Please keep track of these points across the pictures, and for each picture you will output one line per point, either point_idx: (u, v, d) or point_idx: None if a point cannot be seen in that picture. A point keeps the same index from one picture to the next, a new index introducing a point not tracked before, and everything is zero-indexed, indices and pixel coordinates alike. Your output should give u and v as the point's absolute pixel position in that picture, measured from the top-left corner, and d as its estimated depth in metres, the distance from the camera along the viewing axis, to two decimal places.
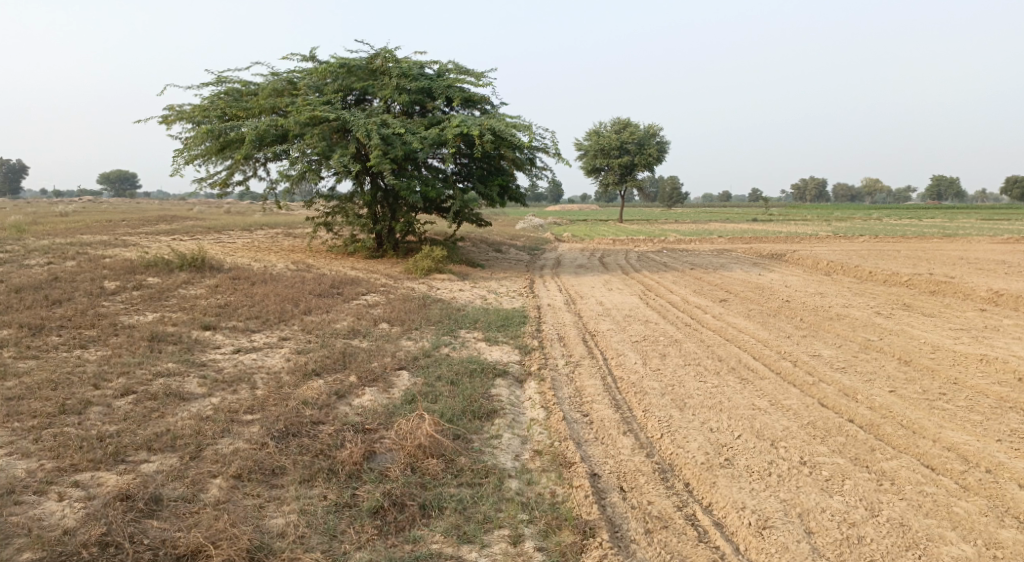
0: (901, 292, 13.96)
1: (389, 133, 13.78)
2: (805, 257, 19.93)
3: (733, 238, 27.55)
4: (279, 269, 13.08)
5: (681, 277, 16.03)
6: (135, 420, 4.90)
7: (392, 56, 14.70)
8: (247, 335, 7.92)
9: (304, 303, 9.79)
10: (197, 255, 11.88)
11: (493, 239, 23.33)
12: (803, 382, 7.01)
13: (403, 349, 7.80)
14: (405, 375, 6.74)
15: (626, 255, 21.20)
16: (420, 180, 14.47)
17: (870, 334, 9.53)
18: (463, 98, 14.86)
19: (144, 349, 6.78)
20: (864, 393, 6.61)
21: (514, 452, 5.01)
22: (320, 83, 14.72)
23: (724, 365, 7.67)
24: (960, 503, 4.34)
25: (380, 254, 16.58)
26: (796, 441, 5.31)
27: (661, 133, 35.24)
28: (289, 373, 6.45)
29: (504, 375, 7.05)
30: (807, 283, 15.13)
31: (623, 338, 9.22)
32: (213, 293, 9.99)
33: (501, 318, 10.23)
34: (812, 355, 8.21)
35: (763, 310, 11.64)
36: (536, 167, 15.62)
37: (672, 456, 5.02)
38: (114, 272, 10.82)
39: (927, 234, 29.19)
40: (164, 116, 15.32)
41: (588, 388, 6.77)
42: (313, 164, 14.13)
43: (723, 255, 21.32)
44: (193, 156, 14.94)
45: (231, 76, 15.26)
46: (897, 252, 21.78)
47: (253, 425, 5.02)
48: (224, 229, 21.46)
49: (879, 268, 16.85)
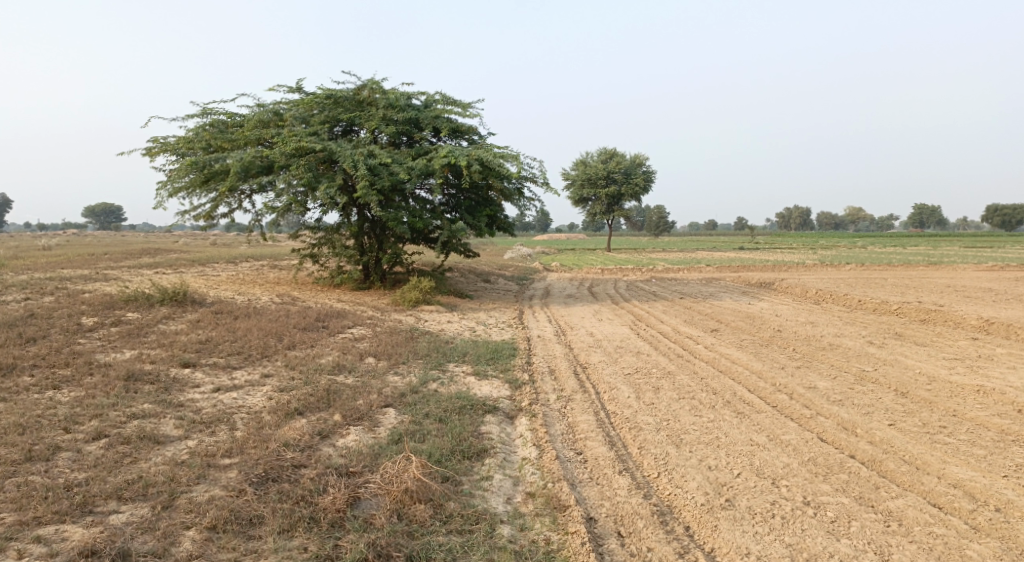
0: (891, 320, 13.93)
1: (377, 164, 13.71)
2: (793, 286, 19.93)
3: (721, 267, 27.58)
4: (263, 302, 12.84)
5: (671, 307, 15.94)
6: (105, 466, 4.63)
7: (380, 87, 14.70)
8: (228, 372, 7.67)
9: (288, 337, 9.55)
10: (179, 289, 11.63)
11: (481, 270, 23.19)
12: (800, 415, 6.85)
13: (389, 385, 7.57)
14: (392, 412, 6.51)
15: (615, 285, 21.13)
16: (408, 211, 14.36)
17: (864, 364, 9.42)
18: (451, 128, 14.85)
19: (120, 389, 6.51)
20: (863, 427, 6.46)
21: (505, 495, 4.79)
22: (307, 114, 14.66)
23: (719, 398, 7.50)
24: (972, 546, 4.18)
25: (366, 285, 16.38)
26: (798, 479, 5.12)
27: (647, 164, 35.53)
28: (271, 412, 6.21)
29: (495, 412, 6.84)
30: (797, 312, 15.06)
31: (616, 371, 9.04)
32: (195, 328, 9.72)
33: (491, 351, 10.04)
34: (807, 386, 8.06)
35: (755, 340, 11.54)
36: (524, 197, 15.59)
37: (671, 497, 4.81)
38: (92, 307, 10.55)
39: (913, 261, 29.37)
40: (148, 147, 15.15)
41: (580, 424, 6.57)
42: (300, 196, 13.99)
43: (712, 284, 21.29)
44: (177, 188, 14.76)
45: (216, 108, 15.17)
46: (884, 280, 21.84)
47: (231, 470, 4.77)
48: (209, 262, 21.19)
49: (868, 296, 16.87)
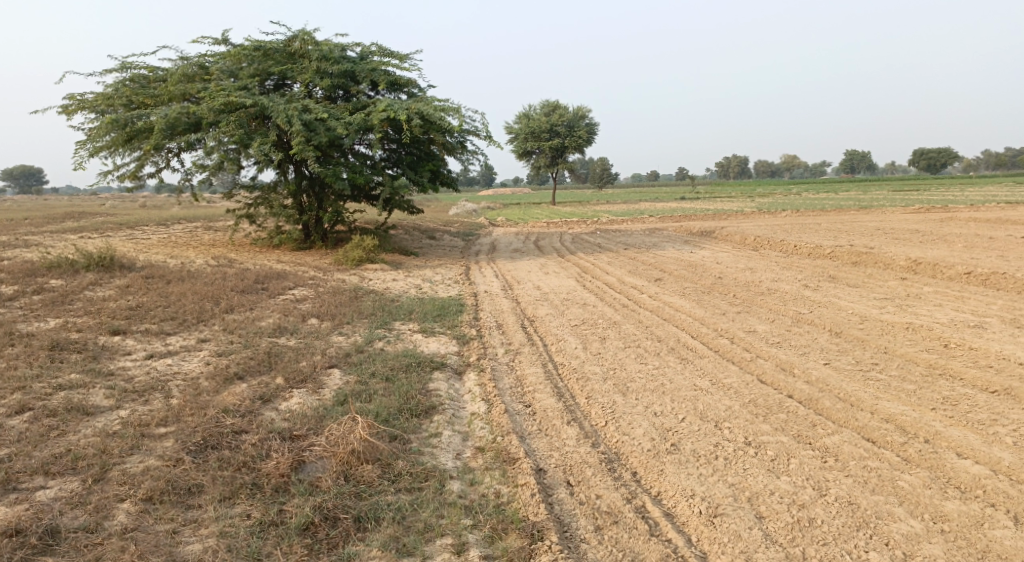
0: (825, 264, 14.40)
1: (312, 119, 13.16)
2: (733, 233, 20.37)
3: (663, 217, 27.95)
4: (198, 265, 12.34)
5: (616, 258, 16.08)
6: (29, 440, 4.36)
7: (311, 38, 14.02)
8: (162, 338, 7.34)
9: (225, 300, 9.21)
10: (105, 253, 11.02)
11: (425, 226, 22.86)
12: (741, 358, 7.03)
13: (334, 345, 7.41)
14: (337, 373, 6.38)
15: (560, 237, 21.17)
16: (347, 168, 13.91)
17: (801, 307, 9.73)
18: (388, 81, 14.35)
19: (43, 359, 6.14)
20: (801, 367, 6.68)
21: (454, 451, 4.76)
22: (234, 68, 13.89)
23: (664, 346, 7.63)
24: (904, 477, 4.39)
25: (307, 245, 15.93)
26: (740, 420, 5.26)
27: (590, 115, 35.39)
28: (209, 378, 5.98)
29: (442, 368, 6.78)
30: (737, 259, 15.42)
31: (563, 322, 9.08)
32: (124, 294, 9.25)
33: (437, 307, 9.93)
34: (747, 330, 8.27)
35: (697, 287, 11.77)
36: (467, 151, 15.29)
37: (618, 444, 4.88)
38: (10, 275, 9.90)
39: (845, 206, 30.41)
40: (63, 105, 14.14)
41: (528, 377, 6.59)
42: (231, 154, 13.35)
43: (655, 234, 21.57)
44: (98, 148, 13.89)
45: (136, 62, 14.21)
46: (818, 225, 22.56)
47: (167, 439, 4.58)
48: (138, 225, 20.18)
49: (803, 241, 17.39)
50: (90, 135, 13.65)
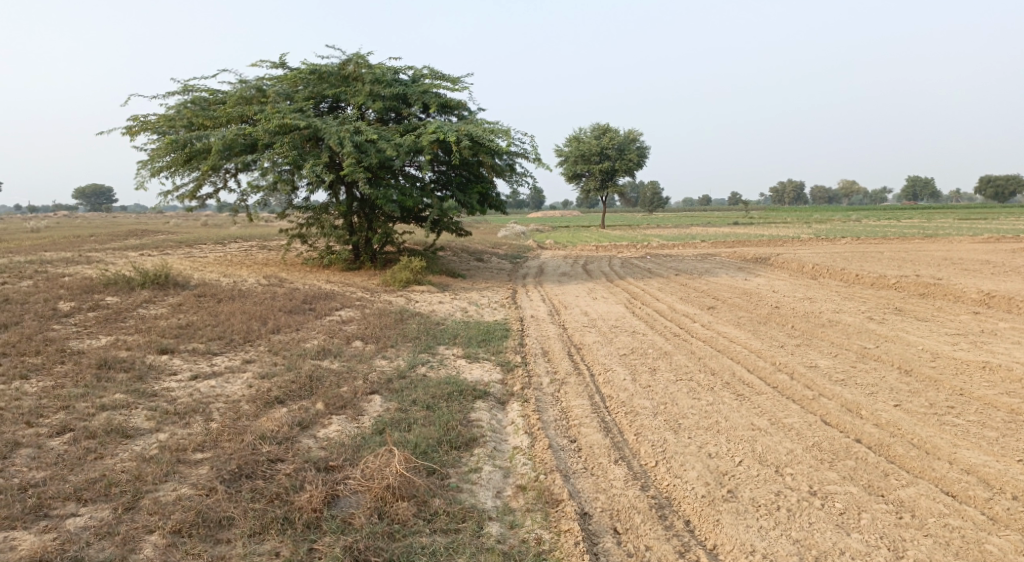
0: (890, 295, 13.67)
1: (363, 140, 13.27)
2: (790, 260, 19.66)
3: (716, 242, 27.28)
4: (249, 285, 12.50)
5: (666, 284, 15.65)
6: (67, 463, 4.31)
7: (364, 61, 14.23)
8: (208, 358, 7.35)
9: (272, 321, 9.22)
10: (160, 271, 11.26)
11: (473, 248, 22.82)
12: (802, 396, 6.59)
13: (376, 370, 7.28)
14: (377, 399, 6.23)
15: (609, 262, 20.89)
16: (397, 189, 13.95)
17: (865, 341, 9.18)
18: (439, 103, 14.41)
19: (91, 378, 6.18)
20: (868, 408, 6.20)
21: (494, 488, 4.53)
22: (290, 91, 14.17)
23: (718, 380, 7.24)
24: (991, 540, 3.96)
25: (356, 266, 16.04)
26: (803, 466, 4.87)
27: (641, 139, 35.05)
28: (249, 402, 5.90)
29: (485, 397, 6.56)
30: (794, 287, 14.81)
31: (611, 351, 8.76)
32: (176, 313, 9.37)
33: (482, 332, 9.75)
34: (808, 365, 7.80)
35: (753, 317, 11.29)
36: (516, 173, 15.20)
37: (669, 488, 4.55)
38: (70, 292, 10.17)
39: (908, 234, 29.16)
40: (128, 126, 14.65)
41: (574, 409, 6.31)
42: (285, 174, 13.57)
43: (708, 260, 20.99)
44: (159, 168, 14.32)
45: (197, 85, 14.66)
46: (881, 253, 21.60)
47: (202, 465, 4.48)
48: (196, 243, 20.74)
49: (865, 270, 16.63)
50: (152, 156, 14.09)
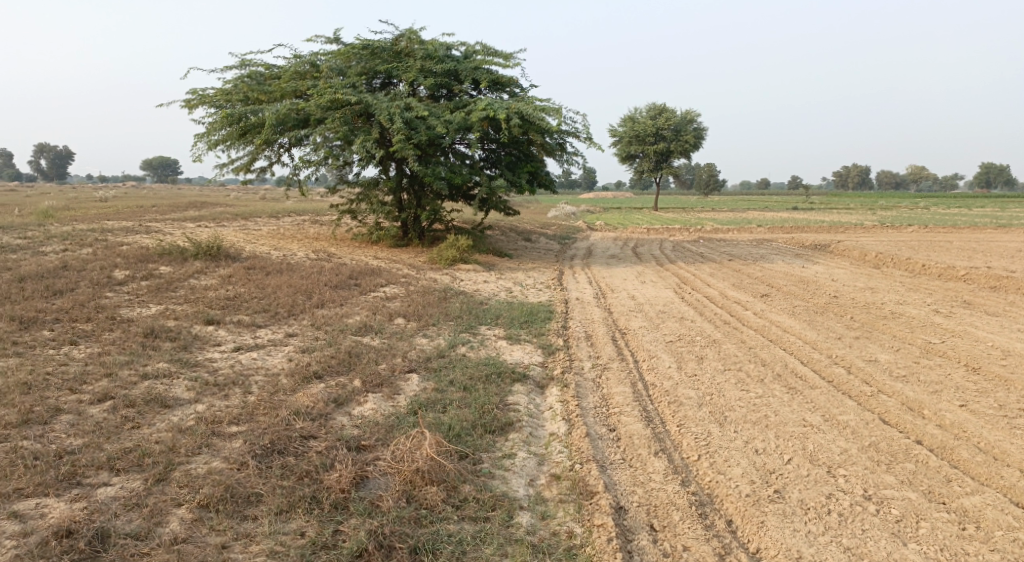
0: (958, 287, 12.92)
1: (414, 117, 13.19)
2: (851, 248, 18.82)
3: (773, 227, 26.40)
4: (298, 258, 12.64)
5: (719, 269, 15.17)
6: (104, 431, 4.41)
7: (417, 37, 14.11)
8: (252, 330, 7.42)
9: (317, 295, 9.26)
10: (213, 243, 11.47)
11: (522, 228, 22.63)
12: (859, 393, 6.22)
13: (416, 348, 7.21)
14: (415, 378, 6.16)
15: (661, 245, 20.40)
16: (446, 167, 13.85)
17: (931, 336, 8.64)
18: (491, 80, 14.19)
19: (137, 346, 6.30)
20: (931, 408, 5.80)
21: (528, 476, 4.39)
22: (344, 66, 14.16)
23: (769, 372, 6.91)
24: None
25: (404, 242, 16.06)
26: (858, 468, 4.57)
27: (699, 119, 34.09)
28: (287, 376, 5.91)
29: (524, 381, 6.41)
30: (855, 277, 14.13)
31: (656, 337, 8.49)
32: (225, 284, 9.51)
33: (525, 313, 9.59)
34: (867, 360, 7.38)
35: (809, 306, 10.80)
36: (567, 152, 14.91)
37: (712, 485, 4.32)
38: (125, 260, 10.45)
39: (979, 223, 27.65)
40: (187, 100, 14.93)
41: (615, 397, 6.11)
42: (336, 150, 13.63)
43: (763, 246, 20.29)
44: (215, 142, 14.59)
45: (254, 59, 14.80)
46: (949, 243, 20.49)
47: (235, 439, 4.48)
48: (252, 216, 21.14)
49: (932, 260, 15.76)
50: (209, 129, 14.34)
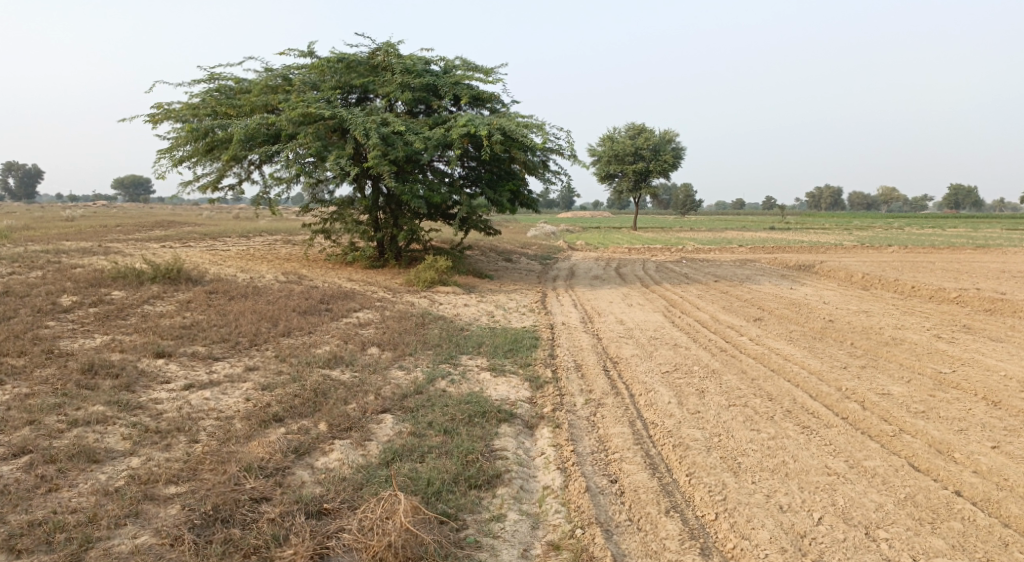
0: (952, 310, 12.52)
1: (390, 132, 12.56)
2: (836, 269, 18.48)
3: (753, 247, 26.12)
4: (266, 281, 11.90)
5: (707, 291, 14.67)
6: (11, 497, 3.68)
7: (394, 51, 13.54)
8: (208, 364, 6.67)
9: (283, 322, 8.51)
10: (173, 265, 10.69)
11: (501, 248, 21.99)
12: (880, 432, 5.64)
13: (391, 383, 6.50)
14: (389, 420, 5.46)
15: (644, 265, 19.89)
16: (424, 185, 13.21)
17: (939, 364, 8.14)
18: (471, 95, 13.63)
19: (73, 386, 5.52)
20: (963, 450, 5.24)
21: (521, 545, 3.81)
22: (317, 80, 13.49)
23: (777, 408, 6.32)
24: None
25: (380, 263, 15.33)
26: (898, 530, 4.09)
27: (677, 139, 33.94)
28: (242, 420, 5.17)
29: (511, 421, 5.75)
30: (847, 300, 13.70)
31: (651, 368, 7.87)
32: (182, 311, 8.72)
33: (509, 340, 8.91)
34: (880, 393, 6.81)
35: (806, 332, 10.28)
36: (549, 170, 14.37)
37: (737, 554, 3.86)
38: (76, 285, 9.63)
39: (956, 243, 27.65)
40: (151, 114, 14.18)
41: (614, 439, 5.47)
42: (308, 167, 12.91)
43: (748, 267, 19.91)
44: (180, 158, 13.82)
45: (223, 72, 14.11)
46: (932, 264, 20.24)
47: (172, 503, 3.78)
48: (221, 236, 20.24)
49: (920, 283, 15.42)
50: (173, 145, 13.58)
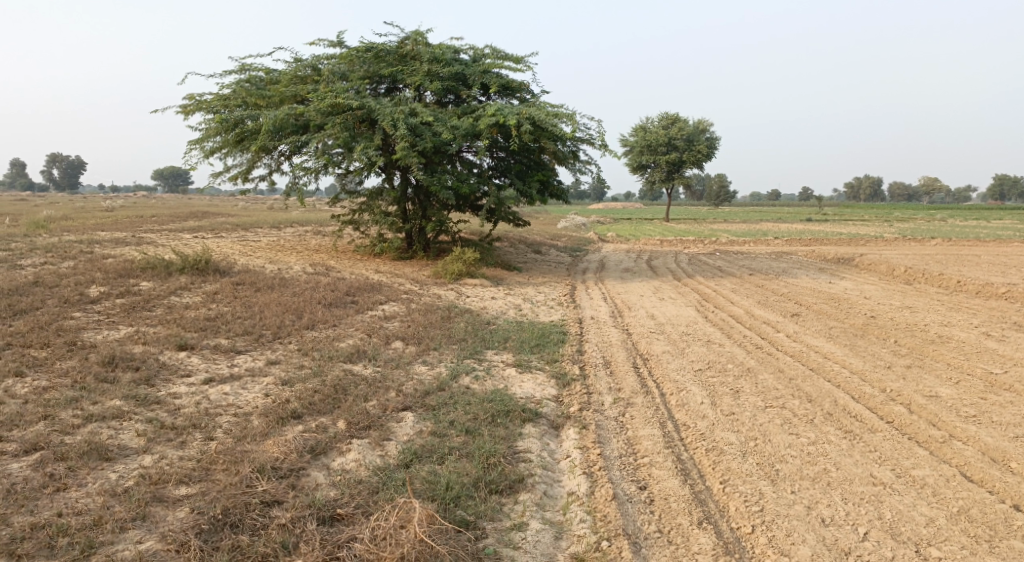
0: (1002, 306, 11.90)
1: (419, 123, 12.38)
2: (877, 263, 17.83)
3: (790, 239, 25.43)
4: (293, 272, 11.86)
5: (741, 285, 14.23)
6: (19, 497, 3.63)
7: (423, 40, 13.35)
8: (230, 357, 6.58)
9: (307, 315, 8.40)
10: (201, 256, 10.67)
11: (531, 240, 21.74)
12: (928, 438, 5.29)
13: (413, 379, 6.33)
14: (409, 419, 5.28)
15: (676, 257, 19.45)
16: (453, 176, 13.02)
17: (991, 365, 7.68)
18: (500, 84, 13.38)
19: (92, 379, 5.46)
20: (1020, 460, 4.87)
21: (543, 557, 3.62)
22: (346, 70, 13.37)
23: (818, 410, 5.98)
24: None
25: (408, 255, 15.21)
26: (953, 548, 3.79)
27: (711, 129, 33.23)
28: (260, 417, 5.04)
29: (536, 421, 5.53)
30: (889, 294, 13.16)
31: (683, 365, 7.58)
32: (208, 302, 8.67)
33: (536, 335, 8.68)
34: (927, 395, 6.42)
35: (846, 328, 9.85)
36: (579, 160, 14.06)
37: None
38: (105, 275, 9.66)
39: (1004, 236, 26.51)
40: (183, 105, 14.23)
41: (644, 442, 5.22)
42: (336, 157, 12.81)
43: (784, 259, 19.35)
44: (211, 148, 13.84)
45: (253, 63, 14.09)
46: (979, 257, 19.40)
47: (181, 507, 3.69)
48: (252, 227, 20.38)
49: (967, 277, 14.75)
50: (204, 136, 13.60)
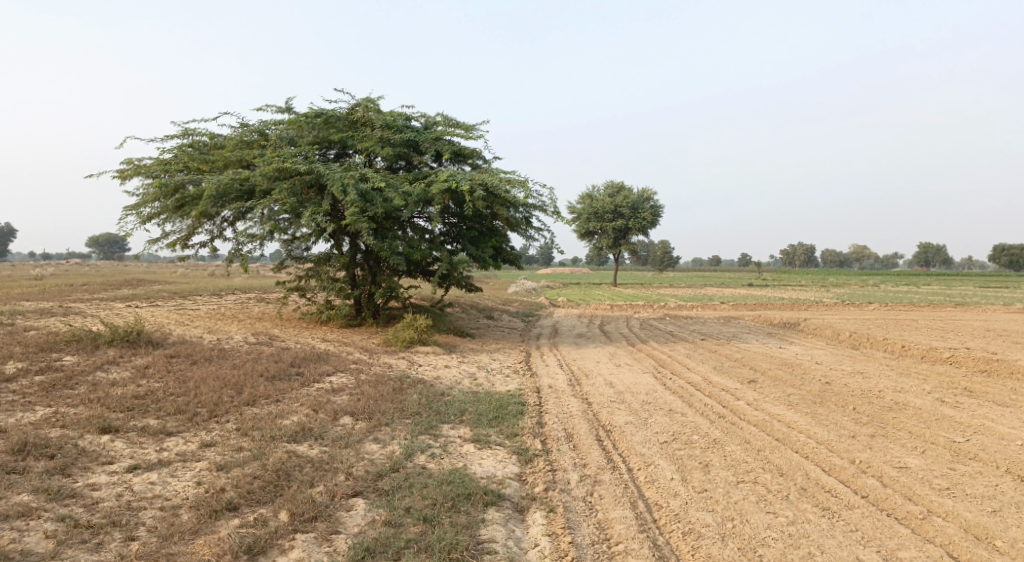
0: (948, 371, 12.12)
1: (369, 188, 12.13)
2: (823, 327, 18.18)
3: (737, 304, 25.90)
4: (234, 342, 11.22)
5: (695, 350, 14.18)
6: None
7: (374, 107, 13.28)
8: (159, 440, 5.95)
9: (248, 389, 7.79)
10: (133, 327, 9.96)
11: (483, 305, 21.43)
12: (908, 514, 5.10)
13: (364, 459, 5.82)
14: (361, 506, 4.79)
15: (628, 322, 19.42)
16: (404, 241, 12.74)
17: (952, 432, 7.64)
18: (452, 151, 13.37)
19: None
20: (1004, 537, 4.71)
21: None
22: (295, 135, 13.11)
23: (792, 485, 5.74)
24: None
25: (357, 322, 14.68)
26: None
27: (655, 197, 34.16)
28: (191, 510, 4.49)
29: (500, 505, 5.10)
30: (839, 360, 13.29)
31: (648, 437, 7.27)
32: (138, 378, 7.97)
33: (494, 407, 8.26)
34: (897, 467, 6.27)
35: (804, 395, 9.77)
36: (532, 226, 14.02)
37: None
38: (23, 349, 8.86)
39: (936, 301, 27.67)
40: (120, 169, 13.66)
41: (617, 526, 4.86)
42: (282, 224, 12.38)
43: (733, 324, 19.58)
44: (149, 214, 13.22)
45: (197, 128, 13.70)
46: (917, 322, 20.06)
47: None
48: (191, 294, 19.48)
49: (910, 341, 15.11)
50: (142, 201, 13.00)
